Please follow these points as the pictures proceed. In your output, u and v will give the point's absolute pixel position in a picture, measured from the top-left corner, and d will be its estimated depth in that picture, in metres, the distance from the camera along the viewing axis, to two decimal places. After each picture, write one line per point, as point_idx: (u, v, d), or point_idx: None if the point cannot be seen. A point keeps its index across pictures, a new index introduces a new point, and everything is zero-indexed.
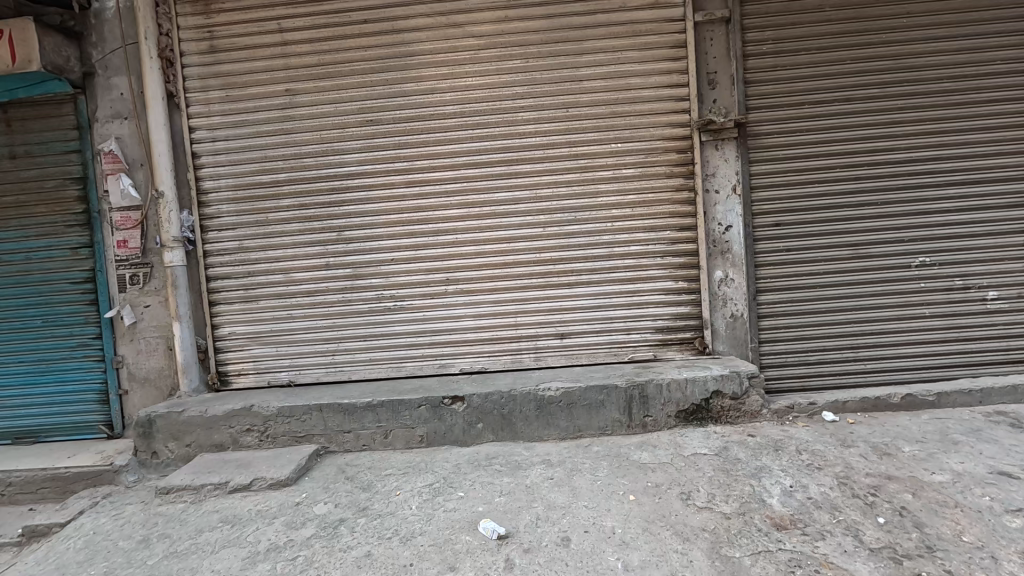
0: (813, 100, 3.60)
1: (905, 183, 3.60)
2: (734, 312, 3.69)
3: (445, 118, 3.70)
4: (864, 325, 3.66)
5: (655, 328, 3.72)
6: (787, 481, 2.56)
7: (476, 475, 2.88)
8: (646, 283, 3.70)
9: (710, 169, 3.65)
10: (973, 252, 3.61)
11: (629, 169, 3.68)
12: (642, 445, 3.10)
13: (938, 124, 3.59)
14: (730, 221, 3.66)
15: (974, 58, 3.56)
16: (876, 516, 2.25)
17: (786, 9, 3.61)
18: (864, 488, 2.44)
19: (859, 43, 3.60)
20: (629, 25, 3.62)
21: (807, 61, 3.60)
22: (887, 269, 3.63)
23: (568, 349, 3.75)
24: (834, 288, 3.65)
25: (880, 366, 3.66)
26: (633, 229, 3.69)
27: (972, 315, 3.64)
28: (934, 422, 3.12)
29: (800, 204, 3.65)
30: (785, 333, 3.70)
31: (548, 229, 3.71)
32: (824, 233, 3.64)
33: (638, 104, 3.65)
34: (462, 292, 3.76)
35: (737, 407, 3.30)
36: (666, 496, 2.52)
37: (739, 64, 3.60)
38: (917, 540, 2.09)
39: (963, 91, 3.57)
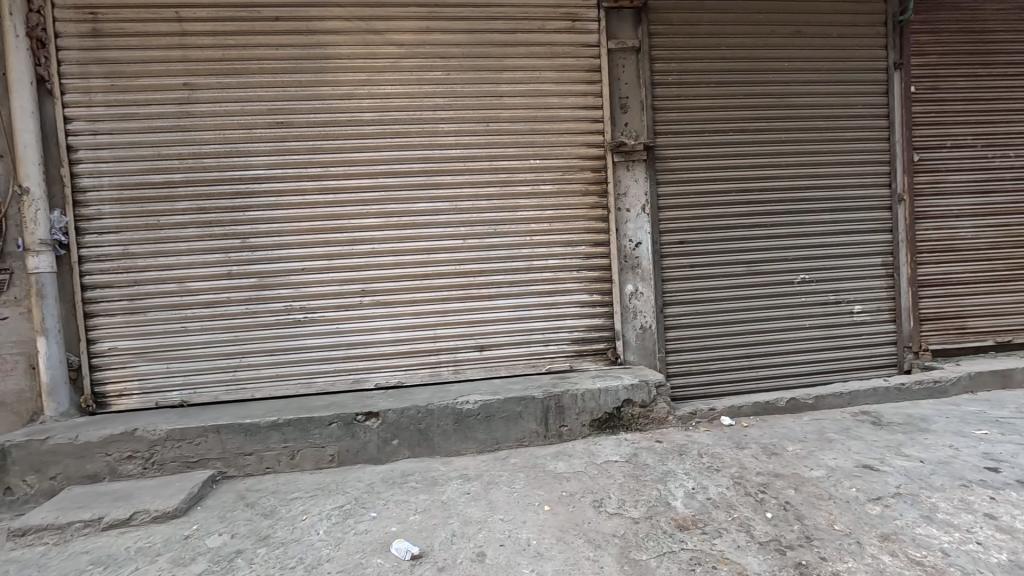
0: (711, 130, 3.94)
1: (788, 208, 4.02)
2: (643, 324, 3.88)
3: (363, 124, 3.59)
4: (755, 336, 4.01)
5: (571, 339, 3.84)
6: (689, 483, 2.73)
7: (390, 494, 2.78)
8: (562, 296, 3.81)
9: (622, 188, 3.84)
10: (842, 270, 4.10)
11: (547, 185, 3.78)
12: (557, 455, 3.16)
13: (814, 156, 4.05)
14: (640, 237, 3.86)
15: (841, 102, 4.08)
16: (764, 511, 2.45)
17: (688, 44, 3.92)
18: (754, 486, 2.66)
19: (751, 80, 3.98)
20: (547, 47, 3.75)
21: (706, 94, 3.93)
22: (774, 285, 4.02)
23: (487, 362, 3.76)
24: (731, 301, 3.98)
25: (768, 372, 4.03)
26: (551, 243, 3.79)
27: (843, 327, 4.12)
28: (813, 423, 3.48)
29: (701, 224, 3.95)
30: (688, 343, 3.96)
31: (468, 241, 3.71)
32: (721, 251, 3.97)
33: (556, 123, 3.79)
34: (379, 304, 3.64)
35: (646, 414, 3.48)
36: (579, 505, 2.58)
37: (647, 91, 3.84)
38: (798, 531, 2.29)
39: (833, 130, 4.08)
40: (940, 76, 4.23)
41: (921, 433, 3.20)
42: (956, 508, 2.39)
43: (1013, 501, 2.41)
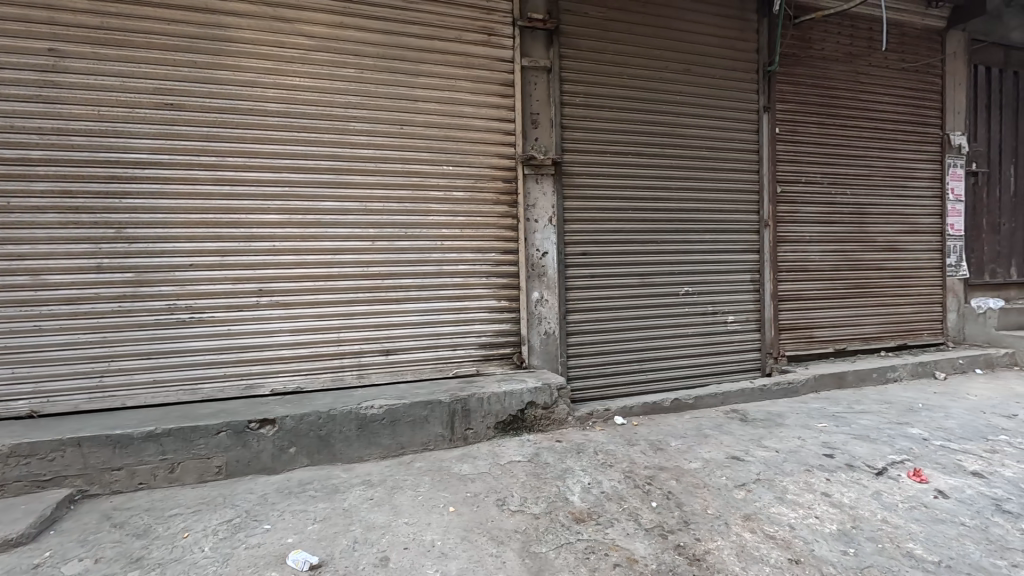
0: (612, 151, 4.27)
1: (676, 226, 4.46)
2: (547, 329, 4.07)
3: (267, 115, 3.40)
4: (646, 342, 4.38)
5: (478, 344, 3.92)
6: (586, 479, 2.92)
7: (286, 504, 2.65)
8: (471, 301, 3.89)
9: (531, 199, 4.02)
10: (719, 285, 4.63)
11: (459, 192, 3.84)
12: (463, 458, 3.21)
13: (699, 182, 4.54)
14: (547, 247, 4.06)
15: (721, 136, 4.63)
16: (650, 501, 2.70)
17: (594, 70, 4.21)
18: (642, 478, 2.93)
19: (648, 109, 4.37)
20: (464, 57, 3.83)
21: (609, 117, 4.25)
22: (663, 296, 4.42)
23: (393, 366, 3.71)
24: (626, 310, 4.32)
25: (656, 375, 4.42)
26: (461, 249, 3.86)
27: (718, 335, 4.64)
28: (692, 421, 3.88)
29: (601, 237, 4.25)
30: (588, 348, 4.22)
31: (377, 243, 3.65)
32: (618, 263, 4.29)
33: (470, 132, 3.87)
34: (278, 305, 3.45)
35: (547, 415, 3.66)
36: (484, 504, 2.65)
37: (556, 110, 4.07)
38: (678, 517, 2.56)
39: (714, 160, 4.60)
40: (798, 121, 4.95)
41: (777, 428, 3.70)
42: (801, 489, 2.80)
43: (842, 481, 2.88)
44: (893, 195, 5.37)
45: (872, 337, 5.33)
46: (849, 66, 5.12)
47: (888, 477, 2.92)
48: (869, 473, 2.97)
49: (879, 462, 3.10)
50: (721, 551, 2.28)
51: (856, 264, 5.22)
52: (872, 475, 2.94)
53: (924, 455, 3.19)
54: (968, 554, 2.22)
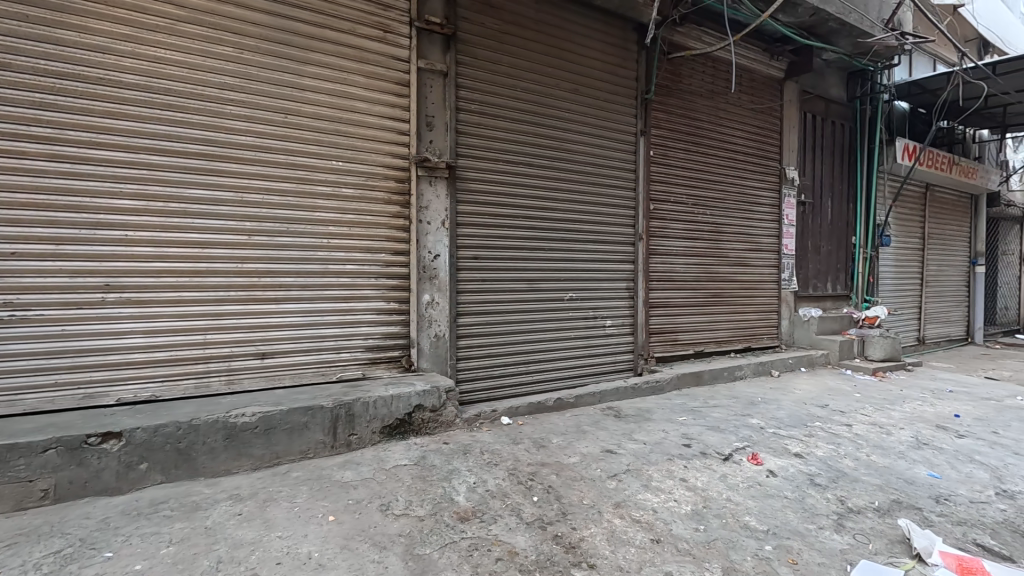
0: (505, 160, 4.40)
1: (562, 235, 4.72)
2: (437, 332, 4.06)
3: (122, 87, 3.00)
4: (533, 344, 4.56)
5: (364, 346, 3.80)
6: (471, 479, 2.99)
7: (133, 528, 2.34)
8: (359, 303, 3.76)
9: (424, 202, 3.99)
10: (599, 291, 4.98)
11: (349, 189, 3.70)
12: (345, 465, 3.09)
13: (583, 195, 4.86)
14: (439, 250, 4.06)
15: (605, 154, 5.00)
16: (532, 495, 2.84)
17: (489, 79, 4.32)
18: (525, 475, 3.06)
19: (539, 123, 4.58)
20: (357, 51, 3.72)
21: (502, 127, 4.39)
22: (549, 301, 4.65)
23: (268, 371, 3.45)
24: (514, 314, 4.47)
25: (542, 376, 4.61)
26: (349, 248, 3.72)
27: (598, 337, 4.99)
28: (572, 419, 4.13)
29: (492, 242, 4.36)
30: (477, 351, 4.28)
31: (254, 238, 3.39)
32: (508, 268, 4.43)
33: (362, 128, 3.75)
34: (129, 303, 3.04)
35: (435, 418, 3.66)
36: (366, 511, 2.58)
37: (452, 114, 4.09)
38: (557, 509, 2.71)
39: (598, 176, 4.95)
40: (669, 146, 5.52)
41: (645, 422, 4.08)
42: (663, 476, 3.12)
43: (697, 467, 3.27)
44: (742, 218, 6.19)
45: (723, 340, 6.09)
46: (710, 101, 5.82)
47: (732, 461, 3.37)
48: (717, 459, 3.39)
49: (726, 449, 3.56)
50: (593, 538, 2.45)
51: (712, 276, 5.94)
52: (720, 461, 3.37)
53: (761, 441, 3.72)
54: (788, 521, 2.64)
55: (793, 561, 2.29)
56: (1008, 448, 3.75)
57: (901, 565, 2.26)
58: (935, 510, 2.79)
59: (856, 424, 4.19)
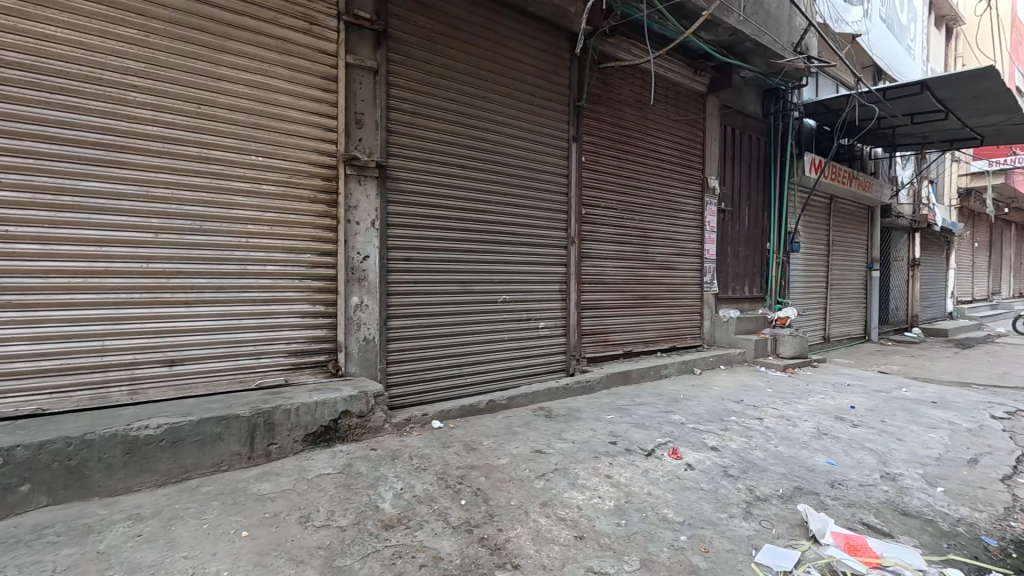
0: (438, 161, 4.37)
1: (496, 237, 4.75)
2: (367, 336, 3.94)
3: (3, 66, 2.71)
4: (466, 347, 4.54)
5: (287, 351, 3.63)
6: (398, 485, 2.93)
7: (9, 558, 2.10)
8: (281, 305, 3.59)
9: (353, 201, 3.88)
10: (532, 293, 5.05)
11: (271, 186, 3.53)
12: (263, 476, 2.93)
13: (517, 198, 4.91)
14: (368, 251, 3.95)
15: (538, 158, 5.08)
16: (460, 499, 2.82)
17: (422, 79, 4.27)
18: (454, 478, 3.05)
19: (472, 125, 4.58)
20: (280, 41, 3.55)
21: (435, 127, 4.35)
22: (482, 303, 4.66)
23: (178, 379, 3.22)
24: (447, 316, 4.43)
25: (475, 379, 4.60)
26: (271, 248, 3.54)
27: (531, 339, 5.06)
28: (505, 420, 4.16)
29: (425, 244, 4.31)
30: (409, 354, 4.21)
31: (163, 236, 3.15)
32: (440, 270, 4.39)
33: (285, 123, 3.59)
34: (11, 306, 2.74)
35: (362, 423, 3.56)
36: (284, 524, 2.46)
37: (382, 112, 4.01)
38: (484, 511, 2.71)
39: (531, 180, 5.03)
40: (600, 153, 5.70)
41: (574, 421, 4.18)
42: (589, 473, 3.21)
43: (622, 463, 3.39)
44: (668, 223, 6.50)
45: (650, 340, 6.37)
46: (639, 111, 6.07)
47: (654, 457, 3.52)
48: (641, 455, 3.54)
49: (649, 444, 3.71)
50: (519, 538, 2.48)
51: (640, 279, 6.19)
52: (644, 456, 3.51)
53: (681, 436, 3.92)
54: (702, 511, 2.80)
55: (705, 549, 2.43)
56: (892, 436, 4.18)
57: (798, 546, 2.46)
58: (830, 494, 3.06)
59: (766, 417, 4.51)
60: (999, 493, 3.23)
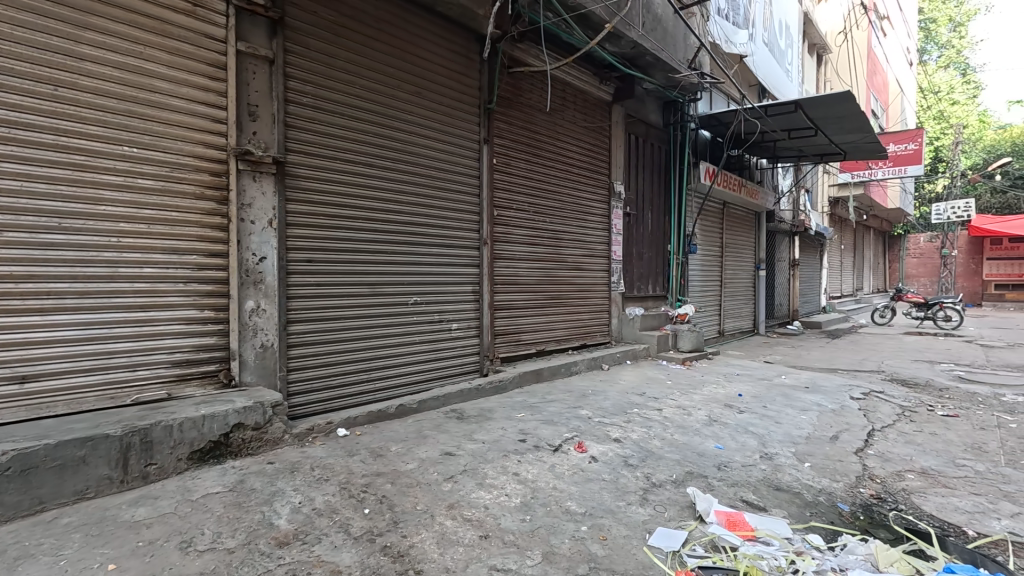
0: (343, 159, 4.21)
1: (406, 238, 4.66)
2: (264, 342, 3.70)
3: None
4: (375, 351, 4.42)
5: (170, 362, 3.31)
6: (296, 499, 2.78)
7: None
8: (161, 312, 3.27)
9: (247, 199, 3.63)
10: (445, 294, 5.02)
11: (147, 180, 3.21)
12: (138, 501, 2.65)
13: (428, 199, 4.86)
14: (265, 252, 3.72)
15: (449, 159, 5.05)
16: (363, 508, 2.74)
17: (324, 72, 4.09)
18: (358, 487, 2.95)
19: (380, 123, 4.46)
20: (157, 21, 3.24)
21: (339, 123, 4.18)
22: (392, 305, 4.55)
23: (31, 398, 2.82)
24: (354, 320, 4.28)
25: (385, 383, 4.49)
26: (149, 249, 3.21)
27: (444, 341, 5.02)
28: (414, 424, 4.09)
29: (329, 245, 4.13)
30: (312, 360, 4.00)
31: (11, 235, 2.75)
32: (346, 272, 4.23)
33: (164, 111, 3.27)
34: None
35: (258, 436, 3.33)
36: (161, 552, 2.24)
37: (279, 105, 3.79)
38: (389, 518, 2.65)
39: (443, 180, 4.99)
40: (511, 156, 5.79)
41: (486, 421, 4.21)
42: (497, 472, 3.25)
43: (529, 460, 3.46)
44: (578, 226, 6.75)
45: (561, 338, 6.57)
46: (549, 116, 6.25)
47: (561, 451, 3.64)
48: (548, 450, 3.64)
49: (556, 440, 3.83)
50: (423, 543, 2.45)
51: (551, 279, 6.37)
52: (551, 452, 3.61)
53: (587, 430, 4.08)
54: (603, 501, 2.93)
55: (603, 537, 2.55)
56: (771, 419, 4.65)
57: (686, 526, 2.65)
58: (716, 475, 3.34)
59: (665, 407, 4.83)
60: (853, 464, 3.70)
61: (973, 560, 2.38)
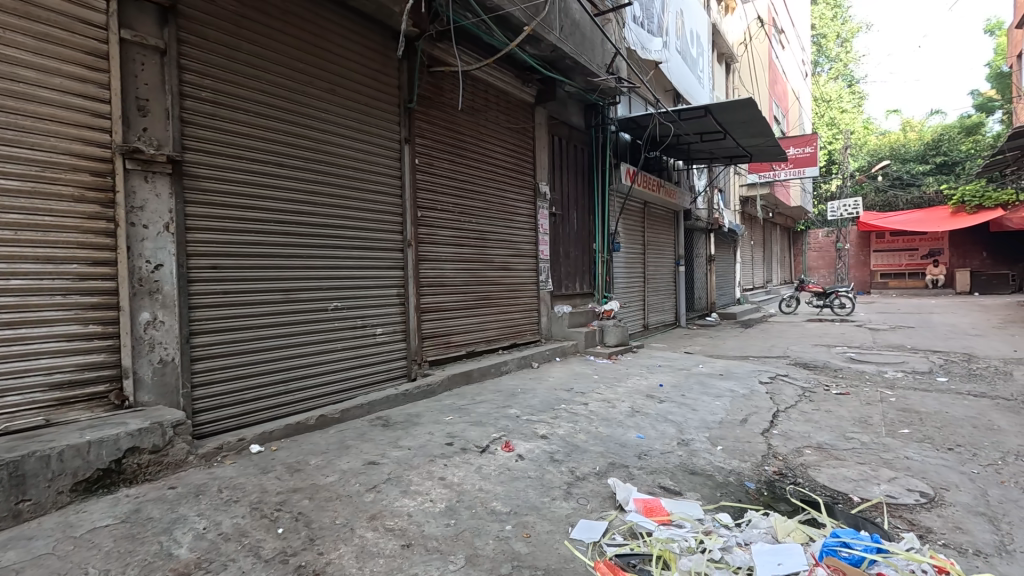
0: (250, 158, 3.96)
1: (323, 242, 4.47)
2: (163, 357, 3.40)
3: None
4: (292, 360, 4.20)
5: (48, 384, 2.96)
6: (201, 525, 2.57)
7: None
8: (35, 329, 2.91)
9: (137, 201, 3.32)
10: (368, 299, 4.88)
11: (12, 181, 2.85)
12: (7, 544, 2.35)
13: (347, 201, 4.69)
14: (161, 259, 3.41)
15: (368, 159, 4.91)
16: (276, 528, 2.58)
17: (224, 66, 3.83)
18: (272, 506, 2.78)
19: (290, 121, 4.25)
20: (20, 2, 2.88)
21: (244, 120, 3.94)
22: (310, 311, 4.36)
23: None
24: (268, 329, 4.05)
25: (305, 394, 4.28)
26: (16, 258, 2.85)
27: (368, 346, 4.87)
28: (336, 435, 3.93)
29: (235, 250, 3.86)
30: (220, 374, 3.73)
31: None
32: (257, 278, 3.99)
33: (32, 104, 2.92)
34: None
35: (157, 460, 3.06)
36: None
37: (174, 100, 3.50)
38: (304, 536, 2.51)
39: (362, 181, 4.85)
40: (434, 156, 5.72)
41: (412, 427, 4.12)
42: (423, 478, 3.19)
43: (456, 463, 3.43)
44: (504, 226, 6.79)
45: (492, 338, 6.58)
46: (471, 117, 6.23)
47: (488, 452, 3.64)
48: (475, 452, 3.62)
49: (484, 441, 3.82)
50: (341, 558, 2.35)
51: (479, 279, 6.36)
52: (477, 453, 3.60)
53: (515, 429, 4.10)
54: (528, 498, 2.96)
55: (527, 535, 2.57)
56: (688, 407, 4.91)
57: (607, 517, 2.73)
58: (637, 464, 3.47)
59: (591, 402, 4.96)
60: (759, 444, 3.99)
61: (856, 524, 2.62)
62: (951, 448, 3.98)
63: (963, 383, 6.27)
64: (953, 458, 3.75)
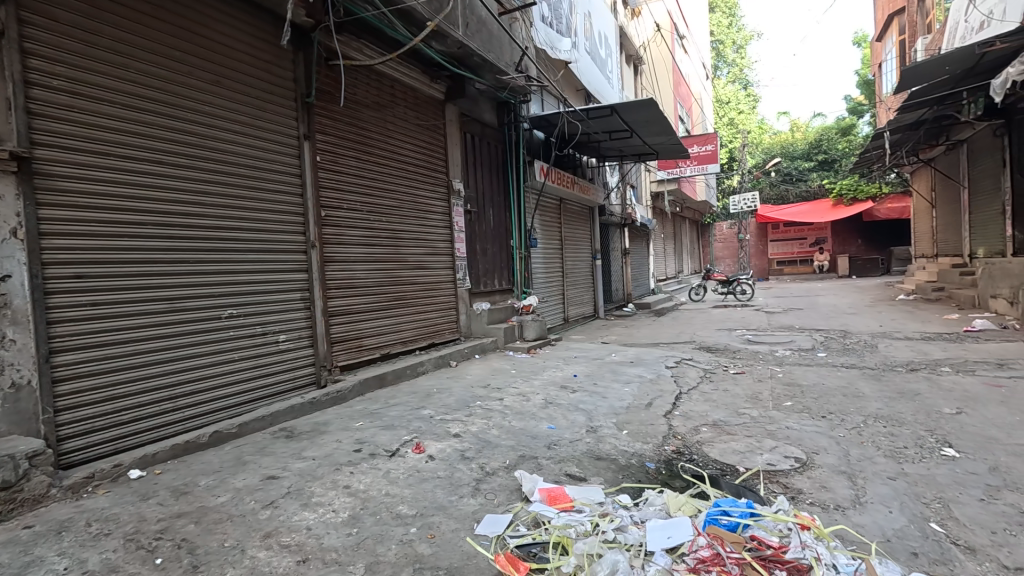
0: (119, 155, 3.58)
1: (213, 245, 4.16)
2: (15, 380, 2.99)
3: None
4: (178, 375, 3.87)
5: None
6: (61, 565, 2.30)
7: None
8: None
9: None
10: (268, 304, 4.60)
11: None
12: None
13: (240, 200, 4.39)
14: (9, 269, 3.00)
15: (262, 155, 4.62)
16: (154, 558, 2.37)
17: (82, 51, 3.43)
18: (150, 536, 2.54)
19: (168, 114, 3.89)
20: None
21: (110, 113, 3.55)
22: (200, 320, 4.04)
23: None
24: (149, 341, 3.70)
25: (195, 410, 3.97)
26: None
27: (269, 355, 4.59)
28: (232, 451, 3.68)
29: (106, 257, 3.48)
30: (91, 396, 3.36)
31: None
32: (134, 287, 3.63)
33: None
34: None
35: (10, 497, 2.72)
36: None
37: (16, 89, 3.08)
38: (186, 564, 2.32)
39: (256, 180, 4.55)
40: (337, 153, 5.48)
41: (318, 436, 3.94)
42: (326, 488, 3.06)
43: (363, 470, 3.32)
44: (418, 224, 6.67)
45: (408, 339, 6.46)
46: (377, 112, 6.05)
47: (398, 455, 3.56)
48: (384, 456, 3.53)
49: (394, 444, 3.74)
50: None
51: (393, 279, 6.20)
52: (386, 458, 3.51)
53: (427, 430, 4.05)
54: (435, 499, 2.93)
55: (432, 535, 2.54)
56: (600, 395, 5.11)
57: (512, 509, 2.77)
58: (546, 455, 3.55)
59: (506, 397, 5.01)
60: (661, 426, 4.22)
61: (737, 493, 2.85)
62: (824, 415, 4.44)
63: (838, 356, 7.04)
64: (825, 425, 4.18)
